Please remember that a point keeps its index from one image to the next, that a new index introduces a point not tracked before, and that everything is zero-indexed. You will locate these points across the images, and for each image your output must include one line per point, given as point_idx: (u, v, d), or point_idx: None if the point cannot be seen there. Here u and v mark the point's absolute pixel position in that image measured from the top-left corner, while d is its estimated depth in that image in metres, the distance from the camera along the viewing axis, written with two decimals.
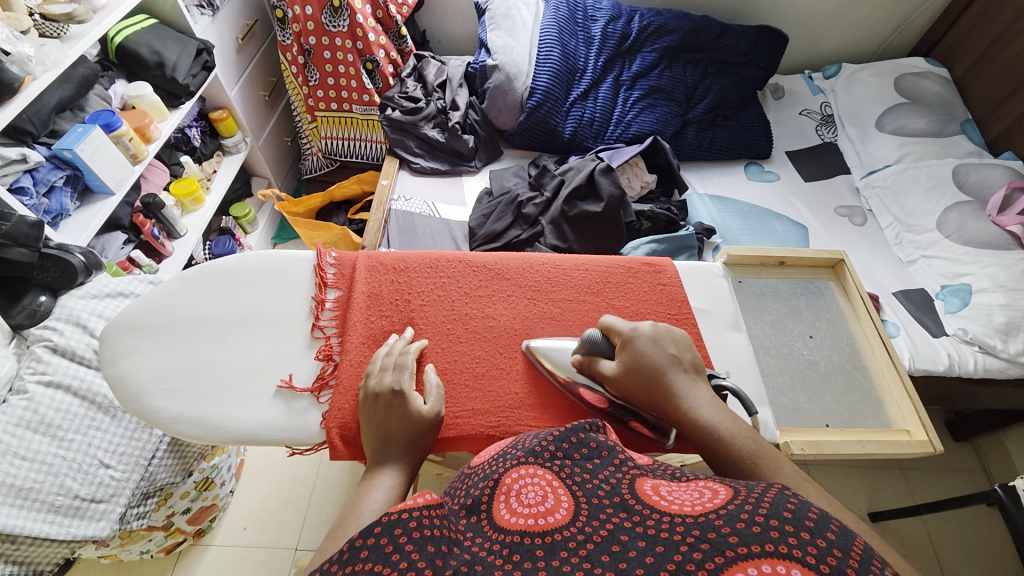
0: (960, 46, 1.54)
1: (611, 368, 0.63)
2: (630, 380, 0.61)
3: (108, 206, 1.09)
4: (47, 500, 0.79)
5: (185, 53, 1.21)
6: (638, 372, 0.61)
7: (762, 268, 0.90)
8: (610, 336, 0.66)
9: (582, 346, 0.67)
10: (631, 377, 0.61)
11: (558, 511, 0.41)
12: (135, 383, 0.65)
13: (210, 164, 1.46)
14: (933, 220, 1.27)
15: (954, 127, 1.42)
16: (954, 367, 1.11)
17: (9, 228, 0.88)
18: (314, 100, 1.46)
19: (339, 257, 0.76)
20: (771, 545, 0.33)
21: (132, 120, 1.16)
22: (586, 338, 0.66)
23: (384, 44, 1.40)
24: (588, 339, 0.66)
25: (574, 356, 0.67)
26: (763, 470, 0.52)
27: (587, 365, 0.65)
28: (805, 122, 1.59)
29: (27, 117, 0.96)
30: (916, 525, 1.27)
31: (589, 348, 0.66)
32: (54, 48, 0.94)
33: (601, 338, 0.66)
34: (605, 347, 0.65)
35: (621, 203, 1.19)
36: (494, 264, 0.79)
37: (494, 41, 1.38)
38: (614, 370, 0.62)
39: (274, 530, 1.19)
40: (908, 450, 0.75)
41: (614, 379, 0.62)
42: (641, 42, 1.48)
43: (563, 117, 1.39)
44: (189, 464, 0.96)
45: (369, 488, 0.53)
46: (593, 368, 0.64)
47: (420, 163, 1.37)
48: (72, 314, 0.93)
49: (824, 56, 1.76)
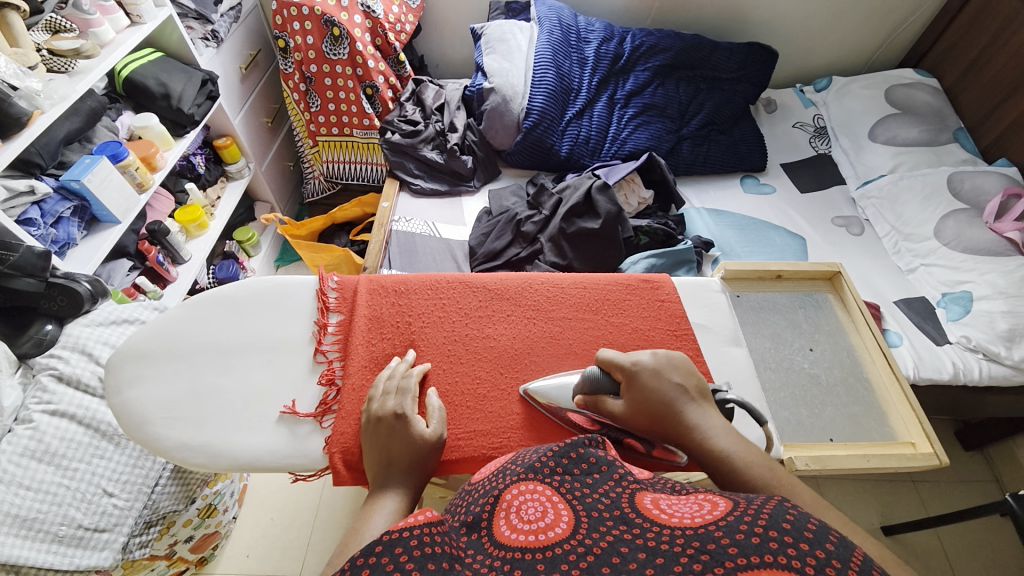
0: (948, 57, 1.57)
1: (617, 405, 0.62)
2: (639, 416, 0.61)
3: (113, 234, 1.11)
4: (51, 531, 0.79)
5: (190, 84, 1.25)
6: (646, 407, 0.60)
7: (760, 282, 0.91)
8: (611, 371, 0.65)
9: (584, 383, 0.66)
10: (639, 412, 0.61)
11: (559, 526, 0.40)
12: (139, 411, 0.66)
13: (214, 190, 1.48)
14: (930, 228, 1.28)
15: (946, 136, 1.44)
16: (958, 376, 1.10)
17: (17, 258, 0.90)
18: (316, 125, 1.49)
19: (340, 281, 0.77)
20: (770, 556, 0.33)
21: (139, 150, 1.19)
22: (587, 374, 0.65)
23: (383, 69, 1.43)
24: (588, 376, 0.65)
25: (575, 397, 0.66)
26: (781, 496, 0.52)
27: (592, 403, 0.64)
28: (799, 134, 1.61)
29: (35, 150, 0.98)
30: (930, 538, 1.25)
31: (590, 385, 0.65)
32: (61, 83, 0.98)
33: (603, 374, 0.65)
34: (608, 382, 0.65)
35: (619, 219, 1.20)
36: (494, 284, 0.80)
37: (490, 65, 1.41)
38: (620, 406, 0.62)
39: (278, 557, 1.18)
40: (914, 463, 0.75)
41: (624, 416, 0.61)
42: (634, 61, 1.51)
43: (559, 136, 1.41)
44: (193, 491, 0.96)
45: (370, 513, 0.53)
46: (599, 406, 0.63)
47: (419, 184, 1.39)
48: (77, 342, 0.94)
49: (814, 70, 1.79)
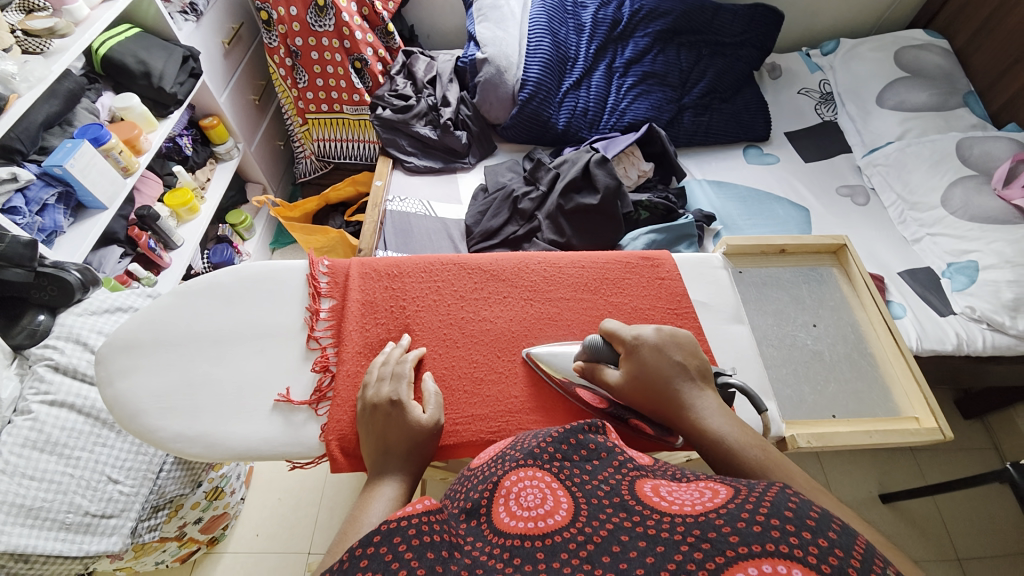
0: (959, 17, 1.50)
1: (614, 376, 0.62)
2: (634, 389, 0.60)
3: (101, 221, 1.09)
4: (58, 518, 0.80)
5: (171, 61, 1.20)
6: (643, 382, 0.60)
7: (762, 257, 0.89)
8: (613, 343, 0.65)
9: (585, 351, 0.66)
10: (636, 388, 0.60)
11: (558, 513, 0.40)
12: (132, 403, 0.65)
13: (203, 173, 1.45)
14: (937, 197, 1.24)
15: (956, 100, 1.39)
16: (961, 346, 1.09)
17: (3, 248, 0.88)
18: (304, 102, 1.44)
19: (332, 265, 0.75)
20: (772, 545, 0.32)
21: (121, 132, 1.15)
22: (588, 344, 0.65)
23: (372, 41, 1.37)
24: (588, 344, 0.65)
25: (575, 361, 0.66)
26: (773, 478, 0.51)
27: (590, 372, 0.64)
28: (804, 101, 1.56)
29: (14, 135, 0.95)
30: (928, 506, 1.27)
31: (590, 354, 0.65)
32: (38, 64, 0.93)
33: (604, 344, 0.65)
34: (608, 353, 0.64)
35: (618, 194, 1.17)
36: (489, 265, 0.78)
37: (483, 34, 1.35)
38: (617, 378, 0.62)
39: (286, 535, 1.20)
40: (917, 438, 0.74)
41: (620, 389, 0.61)
42: (633, 26, 1.45)
43: (556, 109, 1.36)
44: (198, 475, 0.96)
45: (369, 500, 0.53)
46: (597, 375, 0.64)
47: (413, 162, 1.35)
48: (71, 332, 0.93)
49: (820, 32, 1.72)
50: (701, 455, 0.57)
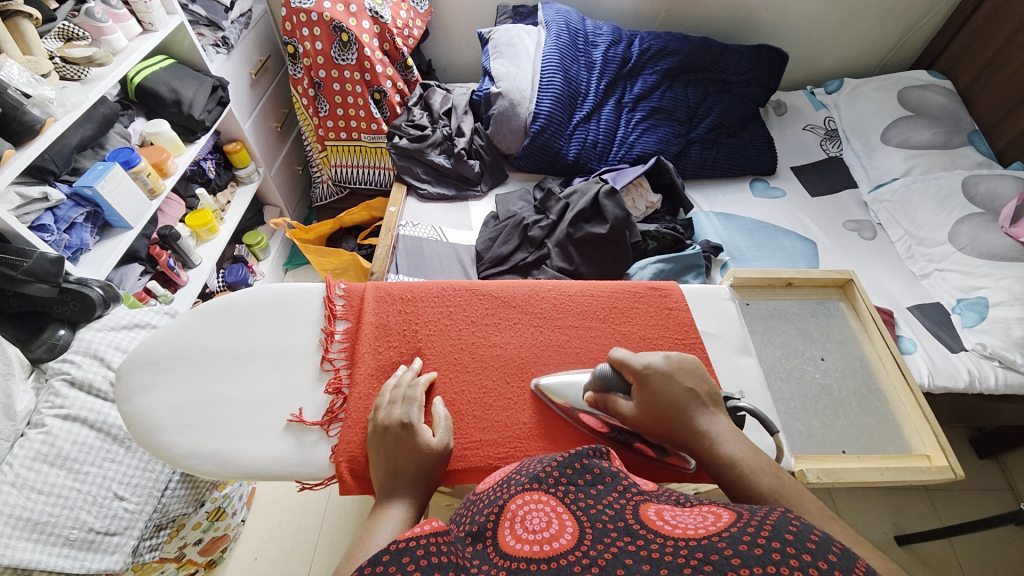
0: (962, 59, 1.55)
1: (628, 407, 0.62)
2: (647, 419, 0.60)
3: (125, 239, 1.13)
4: (63, 533, 0.80)
5: (200, 90, 1.27)
6: (656, 410, 0.60)
7: (770, 289, 0.90)
8: (622, 371, 0.64)
9: (595, 381, 0.65)
10: (650, 416, 0.60)
11: (563, 536, 0.40)
12: (148, 419, 0.66)
13: (224, 195, 1.50)
14: (944, 233, 1.25)
15: (961, 139, 1.41)
16: (974, 384, 1.08)
17: (30, 265, 0.91)
18: (324, 130, 1.50)
19: (348, 289, 0.77)
20: (773, 566, 0.32)
21: (150, 156, 1.21)
22: (597, 373, 0.65)
23: (391, 75, 1.44)
24: (599, 374, 0.64)
25: (586, 393, 0.66)
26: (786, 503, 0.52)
27: (603, 402, 0.64)
28: (809, 137, 1.59)
29: (49, 157, 1.00)
30: (944, 548, 1.23)
31: (602, 384, 0.64)
32: (75, 90, 0.99)
33: (614, 373, 0.64)
34: (619, 382, 0.64)
35: (626, 224, 1.19)
36: (500, 291, 0.80)
37: (497, 69, 1.42)
38: (630, 409, 0.61)
39: (285, 559, 1.18)
40: (928, 476, 0.73)
41: (634, 420, 0.61)
42: (641, 64, 1.50)
43: (567, 140, 1.41)
44: (201, 494, 0.97)
45: (377, 522, 0.53)
46: (609, 406, 0.63)
47: (426, 189, 1.39)
48: (89, 347, 0.95)
49: (824, 72, 1.78)
50: (718, 484, 0.57)
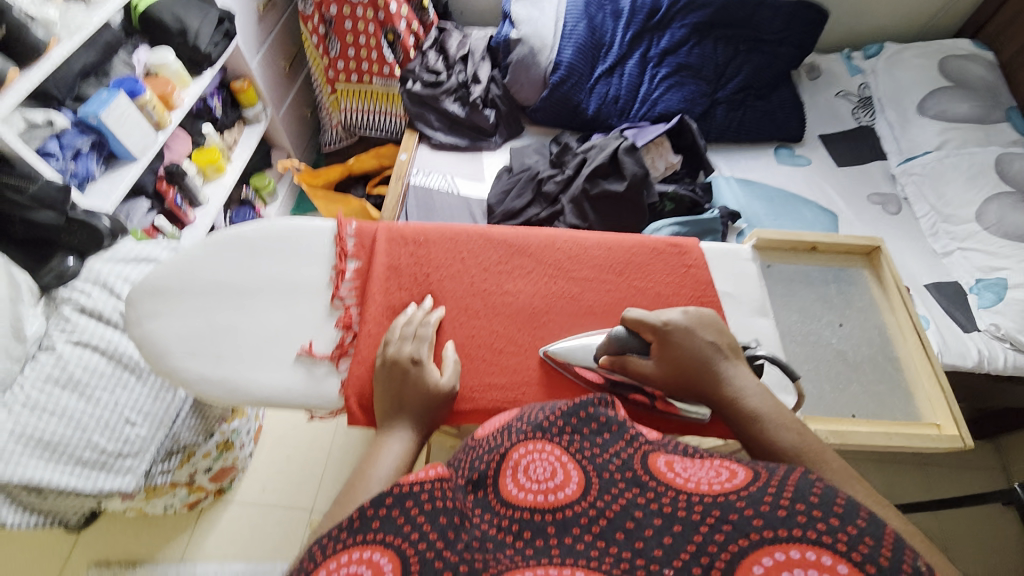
0: (1011, 27, 1.44)
1: (648, 365, 0.61)
2: (670, 374, 0.60)
3: (133, 170, 1.11)
4: (74, 454, 0.82)
5: (206, 21, 1.20)
6: (679, 365, 0.60)
7: (793, 253, 0.85)
8: (640, 332, 0.62)
9: (609, 343, 0.63)
10: (672, 370, 0.60)
11: (568, 487, 0.40)
12: (158, 345, 0.66)
13: (232, 134, 1.46)
14: (972, 210, 1.21)
15: (999, 114, 1.34)
16: (982, 364, 1.07)
17: (36, 189, 0.91)
18: (334, 71, 1.43)
19: (359, 228, 0.75)
20: (799, 531, 0.33)
21: (156, 87, 1.16)
22: (612, 335, 0.63)
23: (406, 14, 1.36)
24: (615, 336, 0.63)
25: (598, 357, 0.64)
26: (808, 460, 0.52)
27: (620, 364, 0.62)
28: (841, 104, 1.51)
29: (53, 83, 0.96)
30: (930, 520, 1.25)
31: (616, 345, 0.63)
32: (79, 12, 0.94)
33: (630, 334, 0.62)
34: (636, 343, 0.62)
35: (644, 183, 1.16)
36: (515, 239, 0.77)
37: (518, 13, 1.34)
38: (652, 367, 0.61)
39: (289, 493, 1.23)
40: (937, 444, 0.74)
41: (655, 376, 0.60)
42: (670, 16, 1.41)
43: (587, 94, 1.35)
44: (211, 425, 0.99)
45: (380, 452, 0.55)
46: (627, 366, 0.62)
47: (439, 138, 1.35)
48: (99, 276, 0.94)
49: (863, 34, 1.67)
50: (739, 436, 0.57)
